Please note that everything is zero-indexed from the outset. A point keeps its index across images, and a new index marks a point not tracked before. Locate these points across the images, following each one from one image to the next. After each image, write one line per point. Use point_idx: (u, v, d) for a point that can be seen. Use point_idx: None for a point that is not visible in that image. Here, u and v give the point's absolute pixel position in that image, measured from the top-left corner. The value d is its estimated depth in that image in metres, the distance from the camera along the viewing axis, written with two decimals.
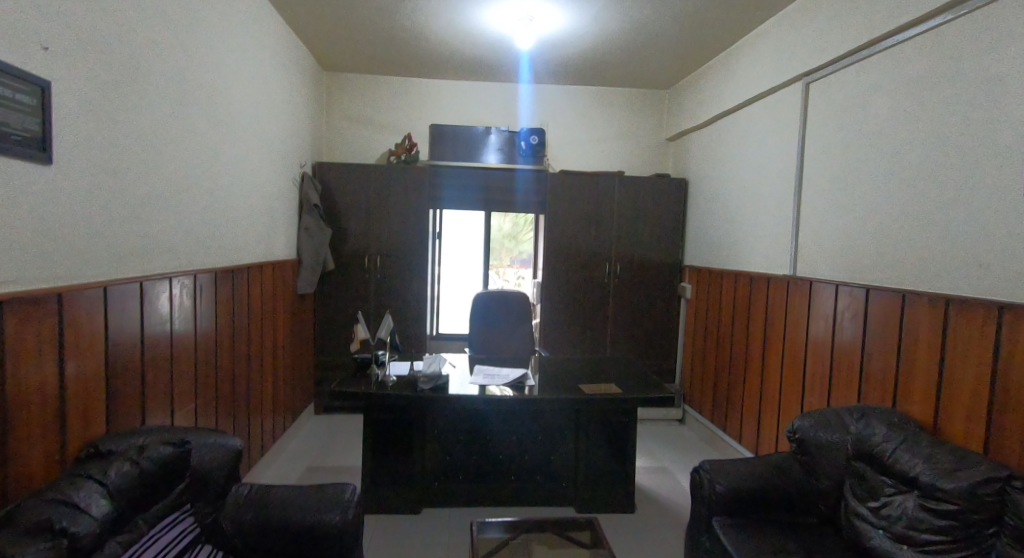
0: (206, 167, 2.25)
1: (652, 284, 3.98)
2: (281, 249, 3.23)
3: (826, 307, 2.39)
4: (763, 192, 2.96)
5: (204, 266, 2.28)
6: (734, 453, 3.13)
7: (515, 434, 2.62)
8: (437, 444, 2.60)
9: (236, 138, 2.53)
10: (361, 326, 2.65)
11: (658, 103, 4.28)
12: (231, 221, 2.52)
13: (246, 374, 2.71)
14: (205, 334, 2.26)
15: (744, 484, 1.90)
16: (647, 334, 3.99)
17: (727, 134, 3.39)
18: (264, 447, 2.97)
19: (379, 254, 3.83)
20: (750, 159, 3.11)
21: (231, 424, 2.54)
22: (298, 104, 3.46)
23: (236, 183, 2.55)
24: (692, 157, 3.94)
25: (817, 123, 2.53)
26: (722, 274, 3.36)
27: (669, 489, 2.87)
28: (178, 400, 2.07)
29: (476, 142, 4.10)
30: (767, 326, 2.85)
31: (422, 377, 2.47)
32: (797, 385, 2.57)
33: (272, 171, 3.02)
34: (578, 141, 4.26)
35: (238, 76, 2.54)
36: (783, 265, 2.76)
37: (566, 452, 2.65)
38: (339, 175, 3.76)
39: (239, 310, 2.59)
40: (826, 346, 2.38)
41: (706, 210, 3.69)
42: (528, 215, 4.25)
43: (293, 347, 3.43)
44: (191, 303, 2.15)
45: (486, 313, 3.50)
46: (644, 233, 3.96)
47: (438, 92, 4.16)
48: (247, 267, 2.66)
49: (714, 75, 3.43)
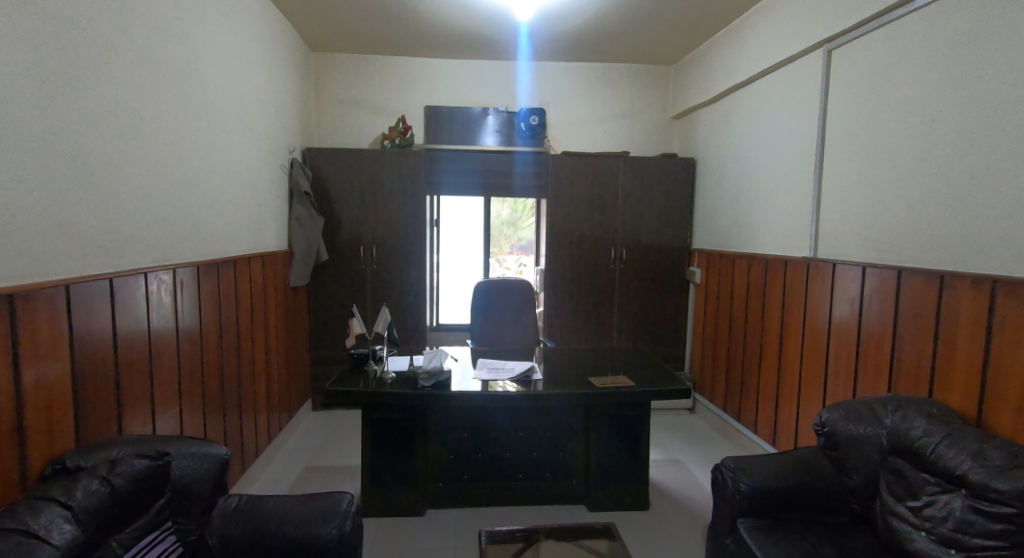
0: (183, 154, 2.09)
1: (660, 268, 3.83)
2: (271, 240, 3.07)
3: (851, 290, 2.24)
4: (780, 169, 2.79)
5: (186, 260, 2.13)
6: (750, 444, 3.00)
7: (522, 431, 2.49)
8: (440, 442, 2.46)
9: (215, 121, 2.36)
10: (357, 319, 2.49)
11: (663, 78, 4.09)
12: (215, 211, 2.37)
13: (237, 373, 2.58)
14: (190, 333, 2.13)
15: (770, 484, 1.77)
16: (655, 321, 3.85)
17: (738, 109, 3.21)
18: (259, 449, 2.84)
19: (375, 243, 3.67)
20: (764, 134, 2.94)
21: (222, 428, 2.41)
22: (284, 85, 3.28)
23: (218, 170, 2.39)
24: (700, 135, 3.76)
25: (840, 93, 2.36)
26: (733, 257, 3.21)
27: (683, 483, 2.76)
28: (163, 404, 1.94)
29: (474, 124, 3.88)
30: (785, 312, 2.71)
31: (421, 374, 2.30)
32: (818, 374, 2.44)
33: (257, 157, 2.85)
34: (579, 121, 4.08)
35: (214, 54, 2.36)
36: (802, 246, 2.61)
37: (576, 449, 2.52)
38: (330, 161, 3.58)
39: (226, 306, 2.44)
40: (852, 332, 2.24)
41: (716, 190, 3.53)
42: (528, 200, 4.11)
43: (287, 342, 3.28)
44: (172, 301, 2.01)
45: (488, 303, 3.34)
46: (650, 216, 3.80)
47: (432, 71, 3.97)
48: (232, 259, 2.50)
49: (725, 45, 3.25)
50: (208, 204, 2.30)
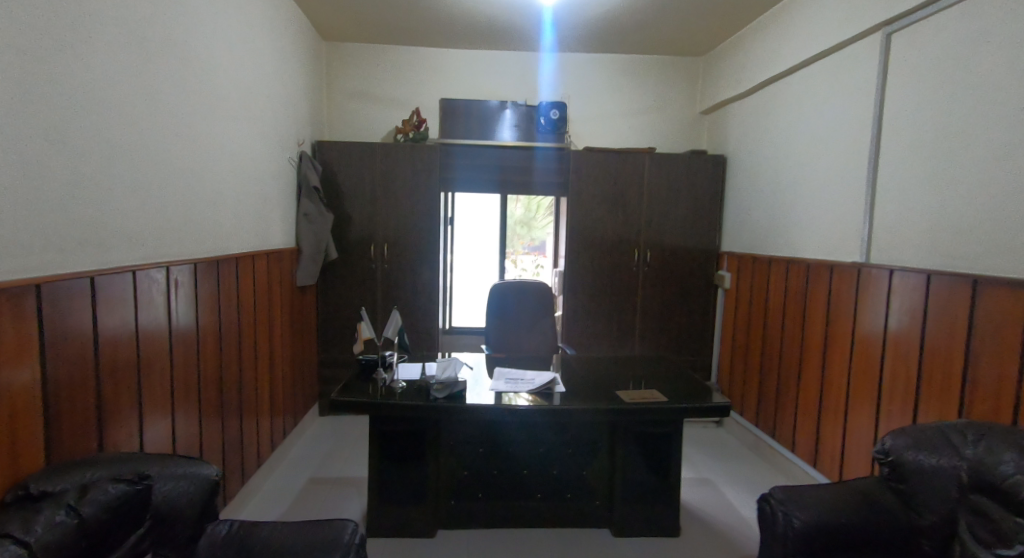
0: (180, 142, 1.94)
1: (686, 272, 3.62)
2: (277, 237, 2.91)
3: (912, 300, 2.03)
4: (825, 166, 2.57)
5: (183, 256, 1.97)
6: (786, 464, 2.77)
7: (542, 448, 2.29)
8: (453, 458, 2.27)
9: (217, 108, 2.20)
10: (365, 323, 2.31)
11: (692, 71, 3.87)
12: (216, 205, 2.21)
13: (238, 379, 2.41)
14: (186, 336, 1.96)
15: (829, 520, 1.56)
16: (680, 328, 3.63)
17: (776, 101, 2.99)
18: (262, 458, 2.68)
19: (386, 242, 3.50)
20: (807, 129, 2.72)
21: (220, 438, 2.24)
22: (294, 74, 3.12)
23: (220, 161, 2.23)
24: (731, 131, 3.54)
25: (902, 82, 2.14)
26: (769, 260, 2.99)
27: (715, 505, 2.54)
28: (154, 415, 1.78)
29: (490, 118, 3.67)
30: (829, 321, 2.49)
31: (435, 385, 2.13)
32: (870, 393, 2.23)
33: (263, 148, 2.69)
34: (602, 115, 3.88)
35: (217, 36, 2.20)
36: (851, 251, 2.38)
37: (600, 468, 2.32)
38: (340, 155, 3.41)
39: (226, 306, 2.28)
40: (913, 346, 2.03)
41: (748, 189, 3.31)
42: (543, 199, 3.93)
43: (293, 346, 3.12)
44: (166, 301, 1.84)
45: (503, 307, 3.16)
46: (677, 216, 3.59)
47: (448, 62, 3.78)
48: (235, 257, 2.34)
49: (764, 33, 3.03)
50: (209, 197, 2.15)
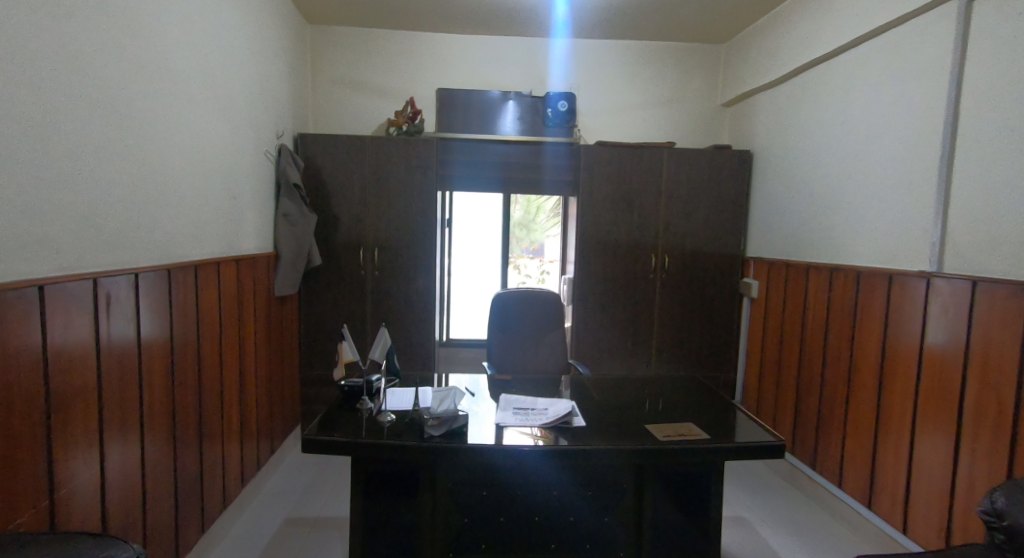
0: (113, 126, 1.60)
1: (709, 279, 3.27)
2: (252, 240, 2.56)
3: (1009, 318, 1.71)
4: (880, 161, 2.23)
5: (121, 265, 1.63)
6: (832, 501, 2.43)
7: (557, 490, 1.93)
8: (452, 504, 1.90)
9: (168, 89, 1.85)
10: (347, 344, 1.96)
11: (712, 59, 3.53)
12: (171, 203, 1.87)
13: (198, 408, 2.05)
14: (124, 361, 1.62)
15: None
16: (701, 341, 3.30)
17: (813, 88, 2.66)
18: (228, 497, 2.30)
19: (377, 246, 3.14)
20: (855, 119, 2.38)
21: (173, 479, 1.89)
22: (271, 56, 2.77)
23: (175, 151, 1.89)
24: (757, 124, 3.21)
25: (988, 57, 1.82)
26: (806, 268, 2.65)
27: (756, 551, 2.18)
28: (75, 462, 1.44)
29: (491, 110, 3.37)
30: (887, 339, 2.15)
31: (429, 420, 1.76)
32: (946, 426, 1.90)
33: (234, 138, 2.34)
34: (614, 107, 3.54)
35: (169, 3, 1.86)
36: (916, 256, 2.05)
37: (625, 515, 1.95)
38: (325, 149, 3.06)
39: (182, 322, 1.93)
40: (1008, 373, 1.70)
41: (779, 188, 2.98)
42: (541, 200, 3.61)
43: (270, 363, 2.75)
44: (92, 320, 1.50)
45: (506, 319, 2.81)
46: (698, 218, 3.24)
47: (445, 48, 3.44)
48: (193, 264, 1.98)
49: (799, 12, 2.70)
50: (160, 194, 1.81)
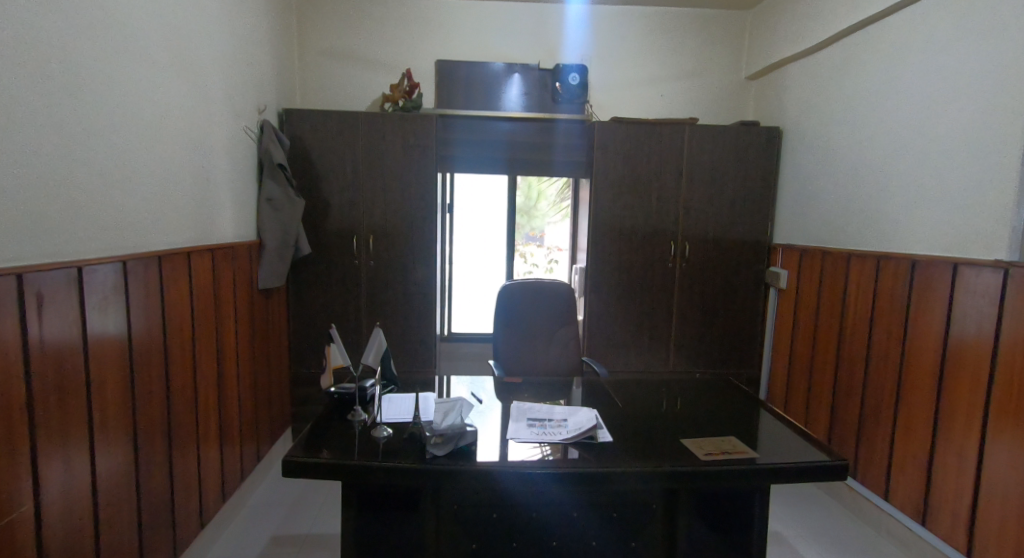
0: (46, 91, 1.33)
1: (732, 268, 3.01)
2: (230, 227, 2.28)
3: None
4: (946, 135, 1.97)
5: (58, 258, 1.37)
6: (879, 515, 2.19)
7: (576, 512, 1.68)
8: (456, 531, 1.65)
9: (122, 50, 1.58)
10: (335, 347, 1.70)
11: (738, 27, 3.23)
12: (129, 185, 1.61)
13: (168, 418, 1.80)
14: (64, 372, 1.36)
15: None
16: (723, 336, 3.05)
17: (859, 54, 2.38)
18: (207, 515, 2.06)
19: (372, 234, 2.87)
20: (913, 89, 2.11)
21: (136, 501, 1.64)
22: (252, 20, 2.47)
23: (132, 124, 1.62)
24: (788, 98, 2.92)
25: None
26: (846, 257, 2.39)
27: None
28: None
29: (495, 84, 3.09)
30: (950, 338, 1.90)
31: (431, 438, 1.51)
32: None
33: (208, 110, 2.07)
34: (630, 81, 3.24)
35: None
36: (994, 244, 1.81)
37: (654, 541, 1.70)
38: (314, 126, 2.77)
39: (144, 322, 1.66)
40: None
41: (814, 169, 2.70)
42: (542, 185, 3.34)
43: (254, 365, 2.49)
44: (18, 325, 1.24)
45: (513, 313, 2.55)
46: (721, 201, 2.97)
47: (445, 15, 3.13)
48: (157, 255, 1.72)
49: None
50: (113, 173, 1.55)
